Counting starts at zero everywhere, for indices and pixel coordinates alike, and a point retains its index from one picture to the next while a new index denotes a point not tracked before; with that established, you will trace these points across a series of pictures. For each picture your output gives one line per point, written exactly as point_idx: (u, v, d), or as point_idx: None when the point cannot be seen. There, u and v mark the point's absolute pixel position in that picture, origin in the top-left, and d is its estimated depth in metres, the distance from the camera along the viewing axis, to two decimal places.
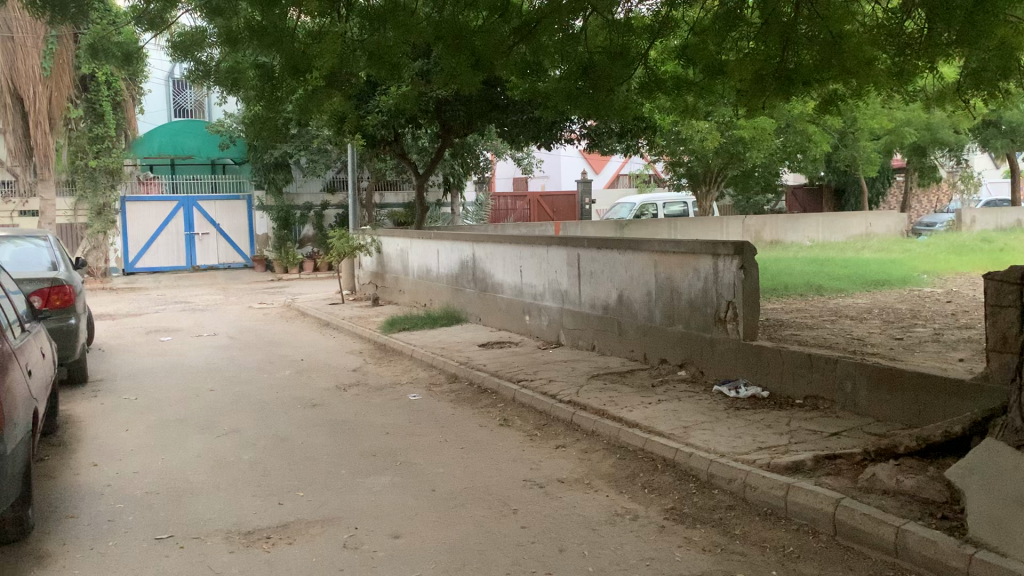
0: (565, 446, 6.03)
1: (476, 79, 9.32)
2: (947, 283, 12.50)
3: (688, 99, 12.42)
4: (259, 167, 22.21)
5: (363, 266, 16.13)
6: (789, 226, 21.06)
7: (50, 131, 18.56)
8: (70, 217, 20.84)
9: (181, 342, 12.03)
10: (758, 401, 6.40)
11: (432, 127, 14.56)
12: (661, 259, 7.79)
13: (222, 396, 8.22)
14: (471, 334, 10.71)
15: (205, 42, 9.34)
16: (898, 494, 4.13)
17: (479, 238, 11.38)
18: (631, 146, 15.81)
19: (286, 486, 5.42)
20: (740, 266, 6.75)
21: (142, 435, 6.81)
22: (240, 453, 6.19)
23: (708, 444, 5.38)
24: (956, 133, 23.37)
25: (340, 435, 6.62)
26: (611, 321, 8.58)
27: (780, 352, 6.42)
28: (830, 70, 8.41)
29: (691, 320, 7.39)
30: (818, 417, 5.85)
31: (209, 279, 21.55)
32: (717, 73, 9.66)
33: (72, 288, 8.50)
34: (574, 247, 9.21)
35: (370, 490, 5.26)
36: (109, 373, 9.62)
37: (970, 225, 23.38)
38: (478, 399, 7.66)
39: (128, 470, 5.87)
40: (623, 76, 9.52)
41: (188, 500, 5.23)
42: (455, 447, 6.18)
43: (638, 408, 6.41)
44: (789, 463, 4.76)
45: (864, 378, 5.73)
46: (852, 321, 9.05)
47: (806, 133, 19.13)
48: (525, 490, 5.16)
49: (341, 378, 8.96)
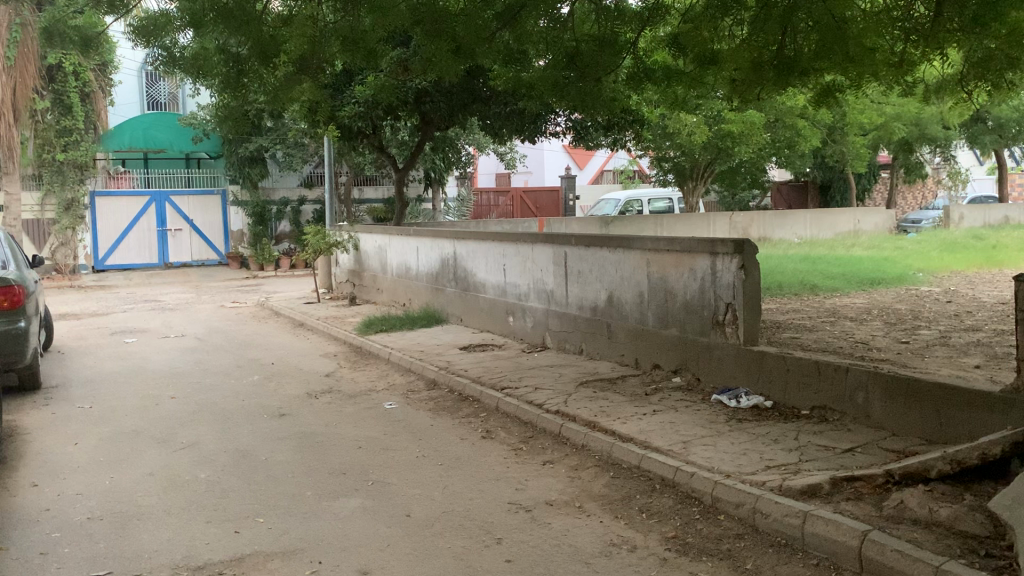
0: (553, 462, 5.53)
1: (458, 68, 8.71)
2: (944, 282, 12.10)
3: (677, 91, 11.95)
4: (234, 161, 21.73)
5: (340, 263, 15.58)
6: (777, 222, 20.66)
7: (15, 123, 17.75)
8: (37, 213, 20.06)
9: (146, 344, 11.40)
10: (761, 412, 5.93)
11: (412, 119, 13.98)
12: (654, 258, 7.30)
13: (183, 405, 7.64)
14: (451, 337, 10.17)
15: (170, 26, 8.41)
16: (931, 526, 3.68)
17: (460, 234, 10.87)
18: (618, 140, 15.36)
19: (244, 511, 4.88)
20: (740, 266, 6.27)
21: (91, 450, 6.23)
22: (197, 471, 5.64)
23: (711, 462, 4.89)
24: (944, 130, 23.09)
25: (307, 450, 6.08)
26: (600, 324, 8.09)
27: (783, 359, 5.95)
28: (830, 60, 7.93)
29: (686, 323, 6.91)
30: (828, 431, 5.38)
31: (182, 276, 20.85)
32: (709, 63, 9.14)
33: (21, 289, 7.89)
34: (561, 245, 8.71)
35: (338, 516, 4.74)
36: (65, 378, 9.01)
37: (958, 222, 23.10)
38: (458, 408, 7.15)
39: (70, 491, 5.30)
40: (611, 64, 9.06)
41: (134, 528, 4.68)
42: (432, 464, 5.66)
43: (631, 420, 5.91)
44: (804, 486, 4.28)
45: (877, 388, 5.28)
46: (853, 323, 8.61)
47: (795, 128, 18.75)
48: (510, 516, 4.65)
49: (313, 385, 8.39)
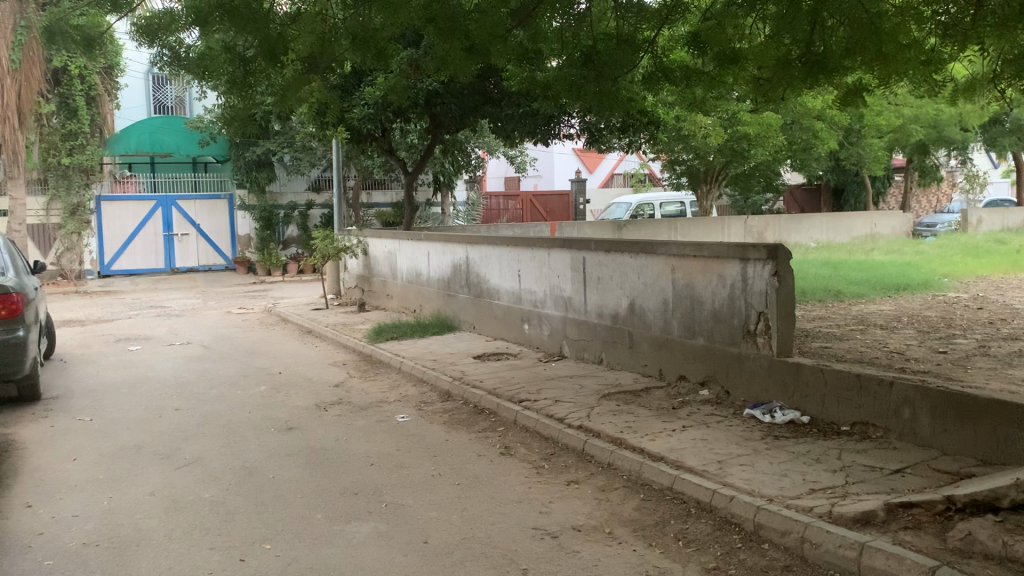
0: (578, 482, 5.21)
1: (470, 67, 8.36)
2: (971, 287, 11.74)
3: (695, 92, 11.57)
4: (241, 165, 21.38)
5: (348, 268, 15.30)
6: (793, 226, 20.30)
7: (19, 127, 17.54)
8: (42, 218, 19.83)
9: (151, 352, 11.12)
10: (798, 428, 5.59)
11: (422, 122, 13.65)
12: (679, 264, 6.96)
13: (187, 417, 7.33)
14: (464, 345, 9.85)
15: (175, 26, 8.08)
16: (1006, 562, 3.39)
17: (472, 239, 10.54)
18: (633, 143, 14.99)
19: (250, 536, 4.56)
20: (773, 273, 5.93)
21: (90, 467, 5.93)
22: (200, 491, 5.33)
23: (750, 485, 4.55)
24: (962, 132, 22.68)
25: (317, 468, 5.76)
26: (621, 332, 7.76)
27: (821, 372, 5.61)
28: (862, 58, 7.47)
29: (714, 332, 6.58)
30: (872, 449, 5.03)
31: (189, 282, 20.59)
32: (730, 62, 8.80)
33: (20, 296, 7.59)
34: (579, 250, 8.38)
35: (350, 542, 4.42)
36: (65, 389, 8.71)
37: (977, 225, 22.69)
38: (475, 422, 6.82)
39: (66, 513, 4.99)
40: (628, 63, 8.59)
41: (132, 555, 4.36)
42: (449, 483, 5.33)
43: (659, 436, 5.58)
44: (857, 513, 3.96)
45: (926, 404, 4.93)
46: (884, 331, 8.26)
47: (812, 129, 18.39)
48: (535, 543, 4.32)
49: (322, 396, 8.08)
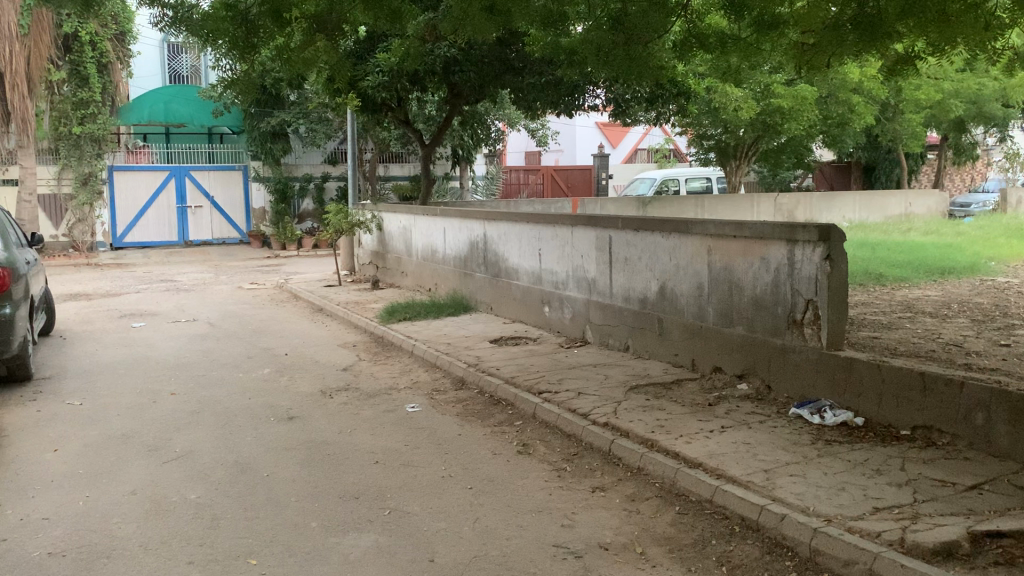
0: (603, 489, 4.66)
1: (490, 29, 7.66)
2: (1020, 272, 11.05)
3: (730, 60, 10.83)
4: (255, 136, 20.80)
5: (363, 244, 14.74)
6: (825, 205, 19.53)
7: (29, 95, 16.91)
8: (53, 187, 19.40)
9: (154, 329, 10.63)
10: (852, 431, 5.00)
11: (440, 91, 12.99)
12: (716, 245, 6.35)
13: (183, 404, 6.85)
14: (481, 327, 9.30)
15: None
16: None
17: (491, 215, 9.96)
18: (660, 115, 14.25)
19: (234, 549, 4.04)
20: (825, 257, 5.32)
21: (71, 459, 5.45)
22: (184, 492, 4.82)
23: (803, 500, 3.98)
24: (1004, 108, 21.77)
25: (316, 465, 5.25)
26: (649, 318, 7.18)
27: (878, 369, 5.00)
28: (920, 23, 6.61)
29: (755, 321, 5.99)
30: (940, 459, 4.44)
31: (201, 255, 20.15)
32: (769, 27, 8.02)
33: (7, 271, 7.08)
34: (605, 228, 7.78)
35: (346, 558, 3.89)
36: (60, 368, 8.24)
37: (1016, 206, 21.84)
38: (490, 414, 6.28)
39: (36, 515, 4.50)
40: (660, 26, 7.74)
41: (101, 568, 3.85)
42: (460, 487, 4.80)
43: (695, 438, 5.01)
44: (936, 544, 3.40)
45: (1003, 410, 4.32)
46: (935, 319, 7.62)
47: (848, 103, 17.58)
48: (557, 564, 3.77)
49: (329, 381, 7.57)
